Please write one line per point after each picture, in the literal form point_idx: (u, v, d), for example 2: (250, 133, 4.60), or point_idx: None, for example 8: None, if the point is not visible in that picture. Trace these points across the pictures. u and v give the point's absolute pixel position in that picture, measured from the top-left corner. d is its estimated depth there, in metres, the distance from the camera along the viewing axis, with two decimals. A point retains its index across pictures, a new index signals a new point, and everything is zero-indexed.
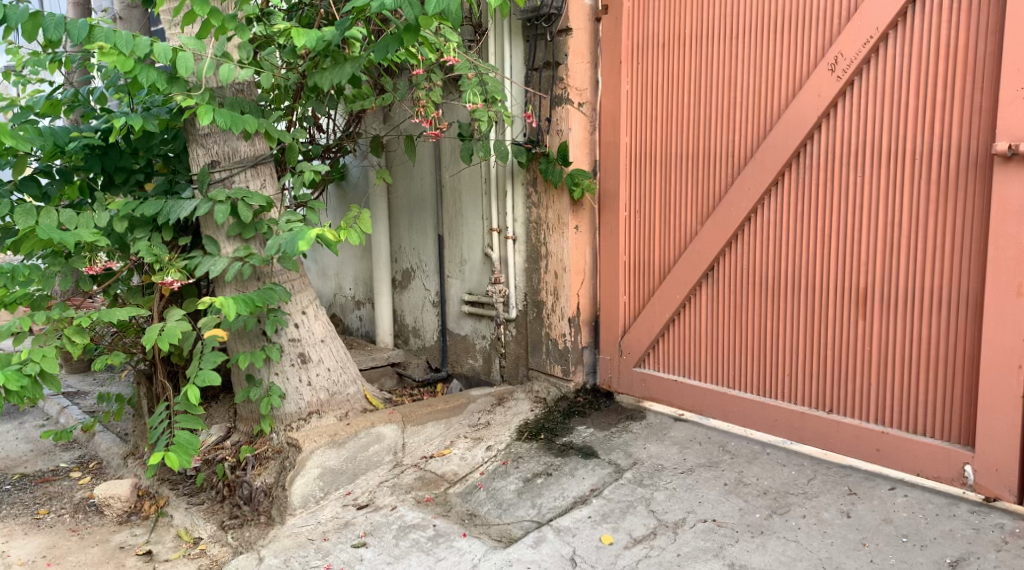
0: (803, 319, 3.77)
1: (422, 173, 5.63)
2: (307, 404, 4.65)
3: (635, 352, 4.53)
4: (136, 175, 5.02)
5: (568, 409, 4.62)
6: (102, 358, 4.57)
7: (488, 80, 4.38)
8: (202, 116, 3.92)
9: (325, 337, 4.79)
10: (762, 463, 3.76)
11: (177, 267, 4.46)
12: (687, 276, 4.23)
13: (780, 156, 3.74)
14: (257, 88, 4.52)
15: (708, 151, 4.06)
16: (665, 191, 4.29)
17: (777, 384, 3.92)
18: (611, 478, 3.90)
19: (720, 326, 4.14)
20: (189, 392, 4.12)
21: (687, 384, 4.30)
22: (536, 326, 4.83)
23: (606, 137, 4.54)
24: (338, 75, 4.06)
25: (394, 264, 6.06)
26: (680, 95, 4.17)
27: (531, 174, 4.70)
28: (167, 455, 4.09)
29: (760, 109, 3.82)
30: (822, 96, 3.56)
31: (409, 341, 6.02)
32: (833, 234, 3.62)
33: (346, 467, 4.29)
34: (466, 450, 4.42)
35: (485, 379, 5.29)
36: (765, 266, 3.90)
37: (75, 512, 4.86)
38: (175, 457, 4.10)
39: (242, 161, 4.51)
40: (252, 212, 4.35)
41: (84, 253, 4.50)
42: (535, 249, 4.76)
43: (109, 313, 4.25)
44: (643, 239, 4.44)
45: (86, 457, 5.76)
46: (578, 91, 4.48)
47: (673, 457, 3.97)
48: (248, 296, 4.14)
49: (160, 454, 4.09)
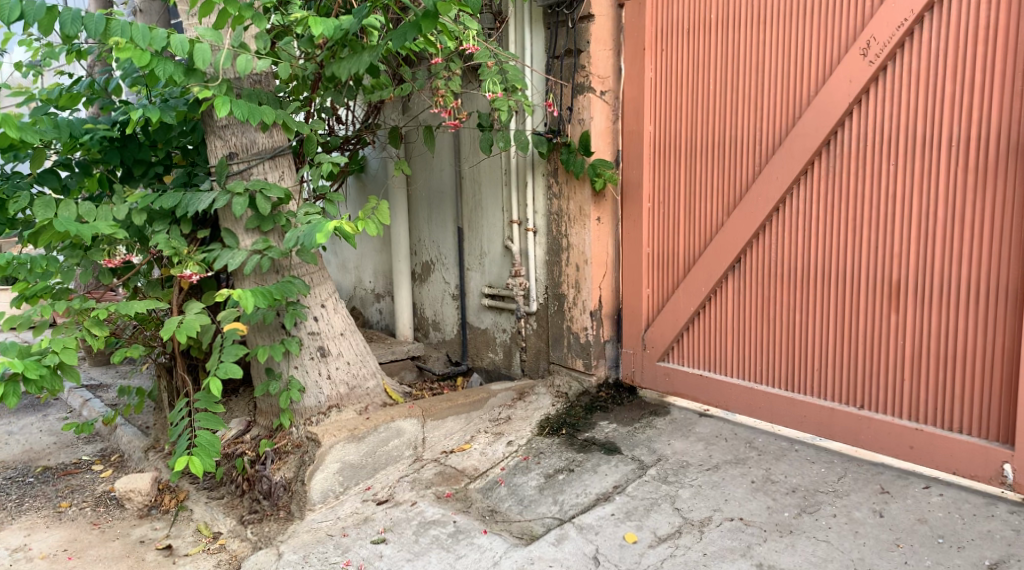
0: (833, 313, 3.67)
1: (441, 164, 5.57)
2: (326, 398, 4.61)
3: (659, 346, 4.45)
4: (155, 167, 4.98)
5: (591, 404, 4.55)
6: (121, 352, 4.56)
7: (508, 69, 4.30)
8: (220, 107, 3.87)
9: (344, 330, 4.74)
10: (791, 461, 3.66)
11: (196, 260, 4.43)
12: (713, 268, 4.13)
13: (810, 144, 3.63)
14: (275, 79, 4.48)
15: (734, 140, 3.96)
16: (689, 181, 4.20)
17: (806, 379, 3.81)
18: (634, 475, 3.83)
19: (746, 320, 4.04)
20: (211, 386, 4.10)
21: (712, 379, 4.21)
22: (557, 319, 4.75)
23: (629, 126, 4.44)
24: (355, 64, 3.99)
25: (414, 257, 6.01)
26: (706, 82, 4.07)
27: (552, 165, 4.62)
28: (191, 459, 4.08)
29: (788, 96, 3.72)
30: (853, 82, 3.45)
31: (429, 334, 5.96)
32: (865, 225, 3.51)
33: (366, 461, 4.24)
34: (487, 445, 4.37)
35: (506, 373, 5.23)
36: (794, 258, 3.79)
37: (96, 505, 4.86)
38: (198, 461, 4.09)
39: (260, 153, 4.46)
40: (271, 205, 4.30)
41: (102, 246, 4.47)
42: (556, 241, 4.68)
43: (126, 306, 4.21)
44: (667, 230, 4.35)
45: (108, 450, 5.76)
46: (600, 79, 4.41)
47: (698, 453, 3.88)
48: (266, 289, 4.09)
49: (183, 460, 4.08)
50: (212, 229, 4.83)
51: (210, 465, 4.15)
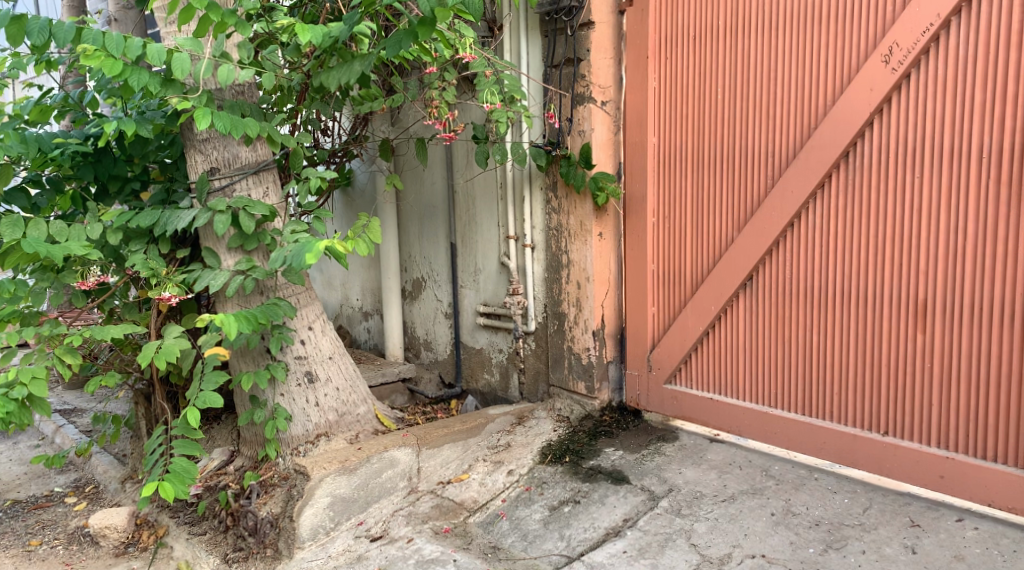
0: (853, 334, 3.48)
1: (433, 177, 5.35)
2: (315, 426, 4.36)
3: (665, 367, 4.24)
4: (131, 184, 4.72)
5: (594, 429, 4.33)
6: (96, 380, 4.27)
7: (505, 78, 4.10)
8: (200, 120, 3.63)
9: (333, 354, 4.51)
10: (811, 491, 3.46)
11: (176, 282, 4.16)
12: (723, 286, 3.92)
13: (827, 156, 3.44)
14: (258, 90, 4.23)
15: (745, 153, 3.77)
16: (696, 195, 3.99)
17: (825, 403, 3.61)
18: (645, 507, 3.61)
19: (760, 341, 3.84)
20: (188, 416, 3.81)
21: (723, 403, 4.00)
22: (557, 339, 4.53)
23: (631, 137, 4.24)
24: (345, 74, 3.76)
25: (404, 273, 5.79)
26: (713, 91, 3.88)
27: (551, 179, 4.40)
28: (161, 484, 3.73)
29: (802, 106, 3.53)
30: (874, 91, 3.26)
31: (421, 354, 5.73)
32: (888, 242, 3.33)
33: (358, 495, 3.98)
34: (485, 475, 4.10)
35: (502, 396, 5.01)
36: (810, 277, 3.60)
37: (69, 543, 4.57)
38: (170, 487, 3.75)
39: (243, 167, 4.21)
40: (255, 223, 4.05)
41: (75, 267, 4.23)
42: (555, 258, 4.46)
43: (103, 331, 3.94)
44: (673, 246, 4.14)
45: (82, 480, 5.47)
46: (601, 89, 4.19)
47: (712, 483, 3.67)
48: (250, 312, 3.84)
49: (153, 485, 3.74)
50: (192, 248, 4.59)
51: (183, 492, 3.79)
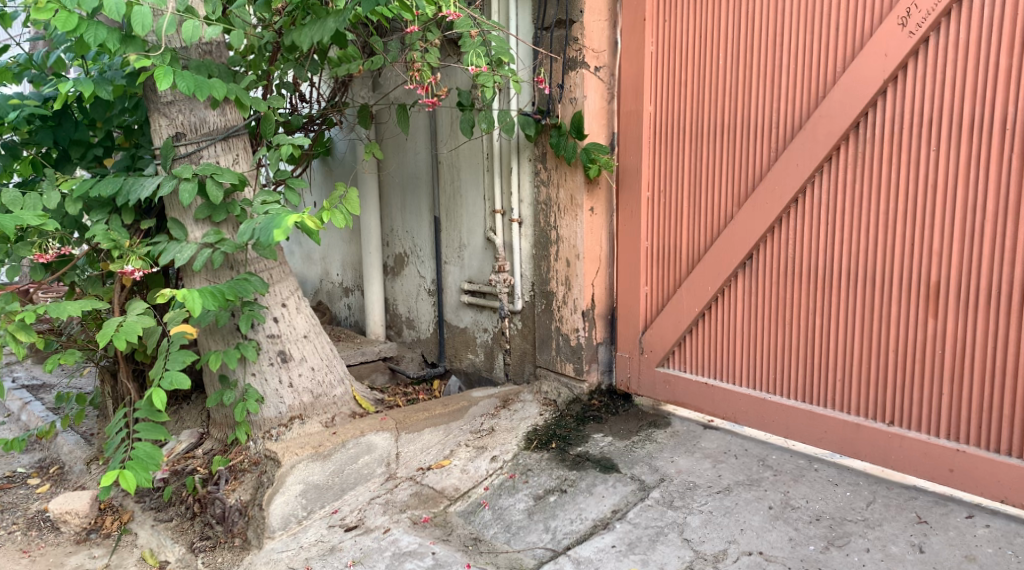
0: (858, 318, 3.27)
1: (416, 147, 5.09)
2: (288, 409, 4.14)
3: (658, 350, 4.03)
4: (94, 150, 4.47)
5: (582, 414, 4.11)
6: (56, 359, 4.05)
7: (492, 40, 3.81)
8: (161, 79, 3.35)
9: (308, 332, 4.27)
10: (811, 482, 3.27)
11: (139, 255, 3.91)
12: (721, 265, 3.70)
13: (837, 126, 3.21)
14: (227, 49, 3.96)
15: (747, 124, 3.53)
16: (693, 168, 3.76)
17: (828, 391, 3.40)
18: (635, 498, 3.41)
19: (758, 323, 3.63)
20: (154, 397, 3.49)
21: (718, 388, 3.79)
22: (545, 320, 4.31)
23: (625, 106, 4.01)
24: (318, 31, 3.55)
25: (386, 248, 5.54)
26: (713, 56, 3.64)
27: (540, 149, 4.17)
28: (122, 473, 3.41)
29: (810, 74, 3.30)
30: (889, 57, 3.03)
31: (403, 332, 5.50)
32: (898, 220, 3.12)
33: (332, 482, 3.78)
34: (468, 461, 3.89)
35: (487, 377, 4.80)
36: (814, 256, 3.38)
37: (27, 529, 4.34)
38: (131, 476, 3.43)
39: (211, 133, 3.94)
40: (223, 191, 3.80)
41: (32, 239, 3.99)
42: (544, 233, 4.23)
43: (59, 307, 3.69)
44: (668, 222, 3.92)
45: (45, 461, 5.24)
46: (594, 53, 3.94)
47: (706, 473, 3.46)
48: (217, 288, 3.58)
49: (114, 474, 3.41)
50: (158, 219, 4.30)
51: (146, 479, 3.47)
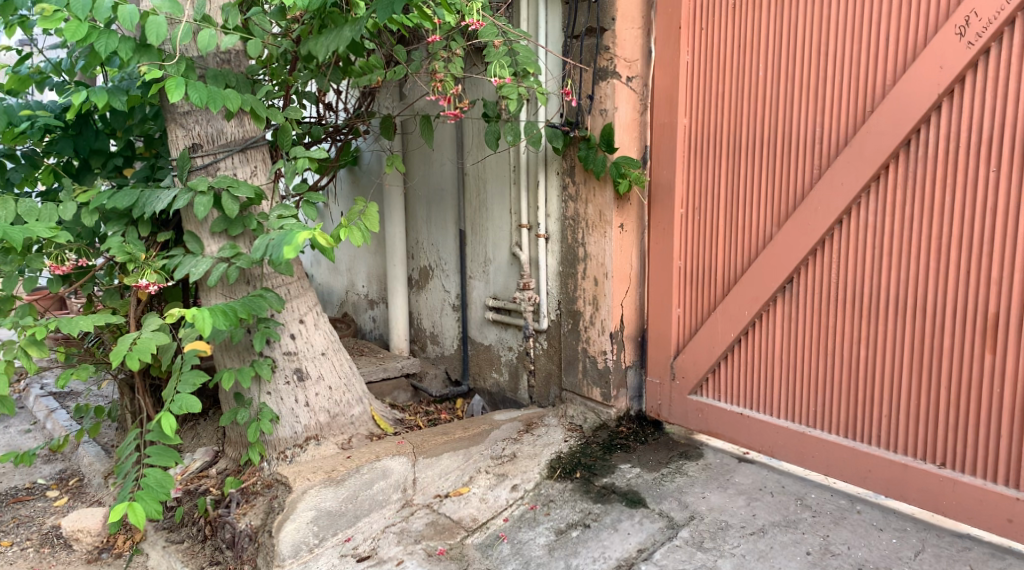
0: (907, 350, 3.03)
1: (442, 158, 4.95)
2: (304, 429, 4.01)
3: (690, 376, 3.81)
4: (115, 159, 4.39)
5: (609, 442, 3.90)
6: (68, 373, 3.95)
7: (518, 49, 3.64)
8: (173, 91, 3.24)
9: (327, 349, 4.13)
10: (852, 526, 3.03)
11: (155, 268, 3.79)
12: (759, 288, 3.47)
13: (885, 143, 2.98)
14: (246, 58, 3.86)
15: (788, 139, 3.30)
16: (730, 184, 3.55)
17: (873, 427, 3.16)
18: (662, 536, 3.20)
19: (798, 352, 3.40)
20: (164, 421, 3.35)
21: (753, 418, 3.57)
22: (571, 340, 4.11)
23: (658, 117, 3.80)
24: (335, 40, 3.44)
25: (411, 261, 5.40)
26: (753, 65, 3.42)
27: (568, 162, 3.98)
28: (131, 505, 3.23)
29: (858, 85, 3.06)
30: (944, 69, 2.80)
31: (427, 347, 5.35)
32: (952, 245, 2.88)
33: (346, 508, 3.59)
34: (487, 490, 3.71)
35: (511, 397, 4.62)
36: (860, 282, 3.15)
37: (40, 546, 4.26)
38: (141, 508, 3.25)
39: (229, 144, 3.83)
40: (239, 205, 3.68)
41: (49, 251, 3.91)
42: (571, 250, 4.04)
43: (71, 323, 3.59)
44: (702, 240, 3.70)
45: (66, 472, 5.18)
46: (627, 63, 3.75)
47: (739, 511, 3.23)
48: (229, 307, 3.43)
49: (121, 507, 3.22)
50: (174, 232, 4.21)
51: (155, 510, 3.31)
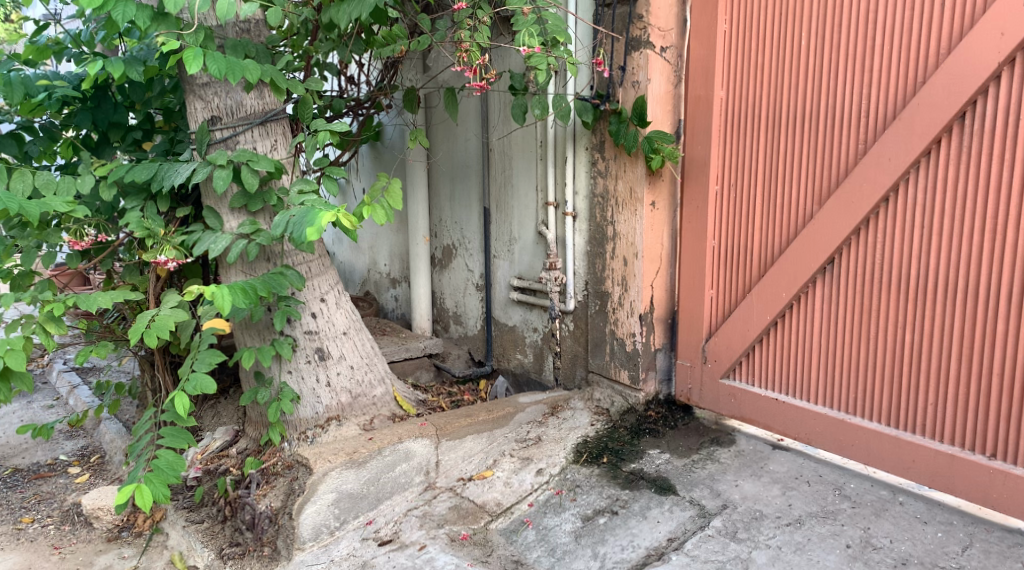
0: (956, 336, 2.89)
1: (466, 133, 4.83)
2: (325, 409, 3.93)
3: (723, 360, 3.68)
4: (134, 132, 4.29)
5: (637, 426, 3.79)
6: (87, 351, 3.87)
7: (548, 18, 3.50)
8: (190, 61, 3.13)
9: (348, 329, 4.04)
10: (895, 519, 2.90)
11: (173, 244, 3.70)
12: (798, 269, 3.32)
13: (938, 116, 2.81)
14: (266, 28, 3.74)
15: (832, 113, 3.14)
16: (769, 159, 3.39)
17: (918, 416, 3.02)
18: (693, 525, 3.09)
19: (838, 337, 3.25)
20: (176, 400, 3.28)
21: (789, 405, 3.43)
22: (599, 322, 3.99)
23: (693, 90, 3.64)
24: (358, 7, 3.31)
25: (434, 239, 5.29)
26: (795, 34, 3.25)
27: (598, 137, 3.84)
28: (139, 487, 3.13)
29: (909, 54, 2.90)
30: (1006, 36, 2.63)
31: (450, 327, 5.24)
32: (1008, 226, 2.73)
33: (368, 490, 3.52)
34: (512, 473, 3.59)
35: (536, 379, 4.52)
36: (906, 264, 2.99)
37: (61, 523, 4.23)
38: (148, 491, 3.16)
39: (248, 117, 3.72)
40: (258, 180, 3.58)
41: (67, 226, 3.83)
42: (600, 228, 3.91)
43: (89, 299, 3.52)
44: (738, 219, 3.55)
45: (87, 449, 5.15)
46: (661, 32, 3.59)
47: (774, 501, 3.11)
48: (248, 284, 3.34)
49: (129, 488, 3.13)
50: (194, 207, 4.12)
51: (163, 493, 3.21)
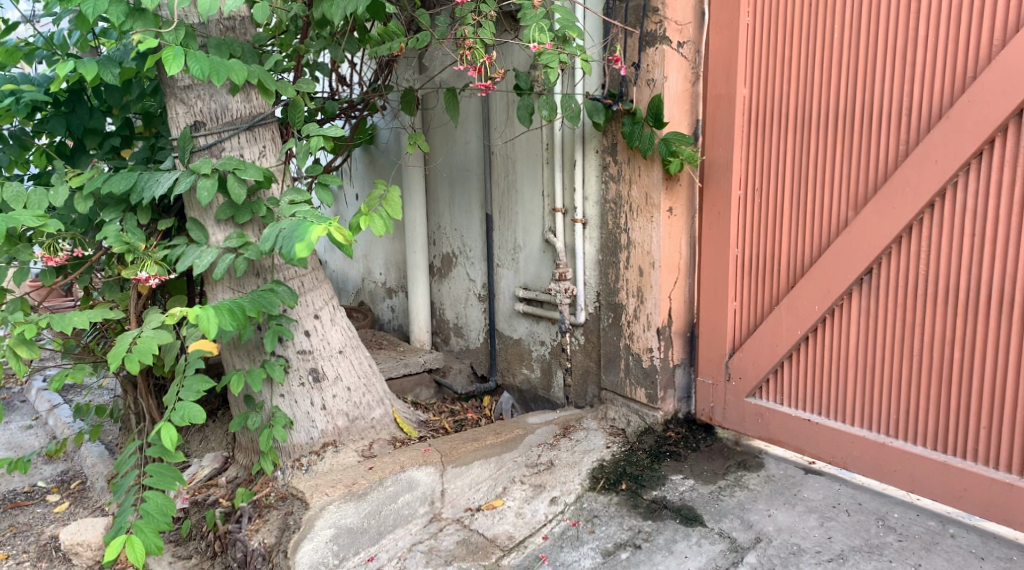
0: (1011, 353, 2.66)
1: (466, 136, 4.57)
2: (321, 434, 3.66)
3: (748, 377, 3.43)
4: (112, 139, 4.03)
5: (657, 448, 3.53)
6: (62, 374, 3.58)
7: (556, 12, 3.24)
8: (169, 61, 2.85)
9: (344, 347, 3.78)
10: (947, 554, 2.67)
11: (155, 259, 3.42)
12: (832, 280, 3.07)
13: (992, 113, 2.58)
14: (252, 25, 3.47)
15: (869, 110, 2.90)
16: (798, 161, 3.14)
17: (969, 440, 2.78)
18: (725, 561, 2.83)
19: (877, 354, 3.01)
20: (163, 432, 3.00)
21: (822, 426, 3.19)
22: (612, 336, 3.74)
23: (713, 88, 3.39)
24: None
25: (432, 247, 5.02)
26: (827, 26, 3.00)
27: (610, 139, 3.58)
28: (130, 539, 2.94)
29: (957, 47, 2.66)
30: None
31: (450, 340, 4.99)
32: None
33: (368, 525, 3.22)
34: (523, 503, 3.32)
35: (544, 396, 4.26)
36: (953, 275, 2.76)
37: (38, 559, 3.94)
38: (139, 545, 2.94)
39: (235, 122, 3.45)
40: (246, 189, 3.30)
41: (39, 240, 3.54)
42: (612, 237, 3.65)
43: (62, 319, 3.22)
44: (764, 226, 3.30)
45: (67, 474, 4.86)
46: (678, 26, 3.33)
47: (812, 534, 2.86)
48: (236, 304, 3.06)
49: (116, 542, 2.91)
50: (177, 218, 3.85)
51: (155, 543, 2.96)
